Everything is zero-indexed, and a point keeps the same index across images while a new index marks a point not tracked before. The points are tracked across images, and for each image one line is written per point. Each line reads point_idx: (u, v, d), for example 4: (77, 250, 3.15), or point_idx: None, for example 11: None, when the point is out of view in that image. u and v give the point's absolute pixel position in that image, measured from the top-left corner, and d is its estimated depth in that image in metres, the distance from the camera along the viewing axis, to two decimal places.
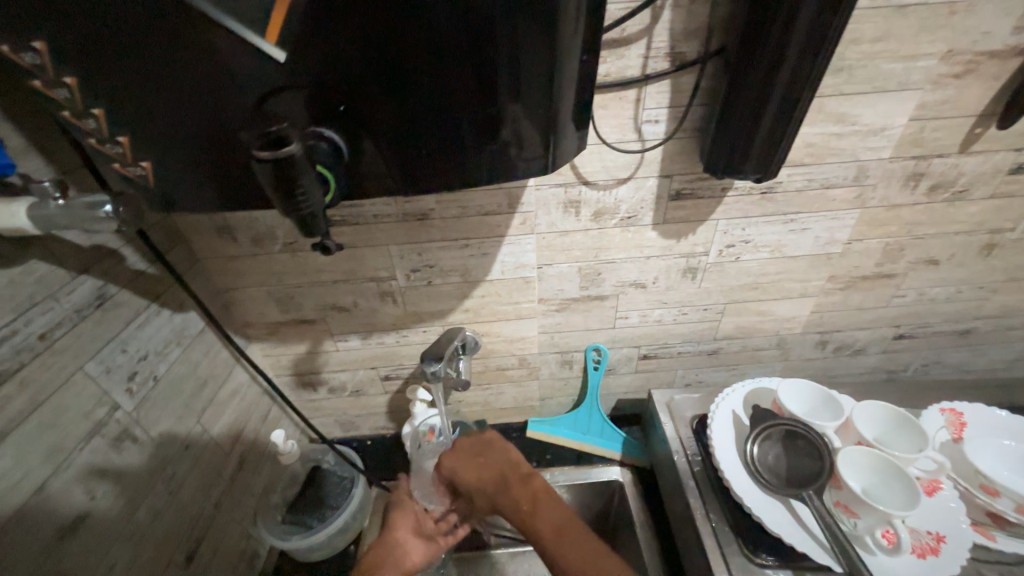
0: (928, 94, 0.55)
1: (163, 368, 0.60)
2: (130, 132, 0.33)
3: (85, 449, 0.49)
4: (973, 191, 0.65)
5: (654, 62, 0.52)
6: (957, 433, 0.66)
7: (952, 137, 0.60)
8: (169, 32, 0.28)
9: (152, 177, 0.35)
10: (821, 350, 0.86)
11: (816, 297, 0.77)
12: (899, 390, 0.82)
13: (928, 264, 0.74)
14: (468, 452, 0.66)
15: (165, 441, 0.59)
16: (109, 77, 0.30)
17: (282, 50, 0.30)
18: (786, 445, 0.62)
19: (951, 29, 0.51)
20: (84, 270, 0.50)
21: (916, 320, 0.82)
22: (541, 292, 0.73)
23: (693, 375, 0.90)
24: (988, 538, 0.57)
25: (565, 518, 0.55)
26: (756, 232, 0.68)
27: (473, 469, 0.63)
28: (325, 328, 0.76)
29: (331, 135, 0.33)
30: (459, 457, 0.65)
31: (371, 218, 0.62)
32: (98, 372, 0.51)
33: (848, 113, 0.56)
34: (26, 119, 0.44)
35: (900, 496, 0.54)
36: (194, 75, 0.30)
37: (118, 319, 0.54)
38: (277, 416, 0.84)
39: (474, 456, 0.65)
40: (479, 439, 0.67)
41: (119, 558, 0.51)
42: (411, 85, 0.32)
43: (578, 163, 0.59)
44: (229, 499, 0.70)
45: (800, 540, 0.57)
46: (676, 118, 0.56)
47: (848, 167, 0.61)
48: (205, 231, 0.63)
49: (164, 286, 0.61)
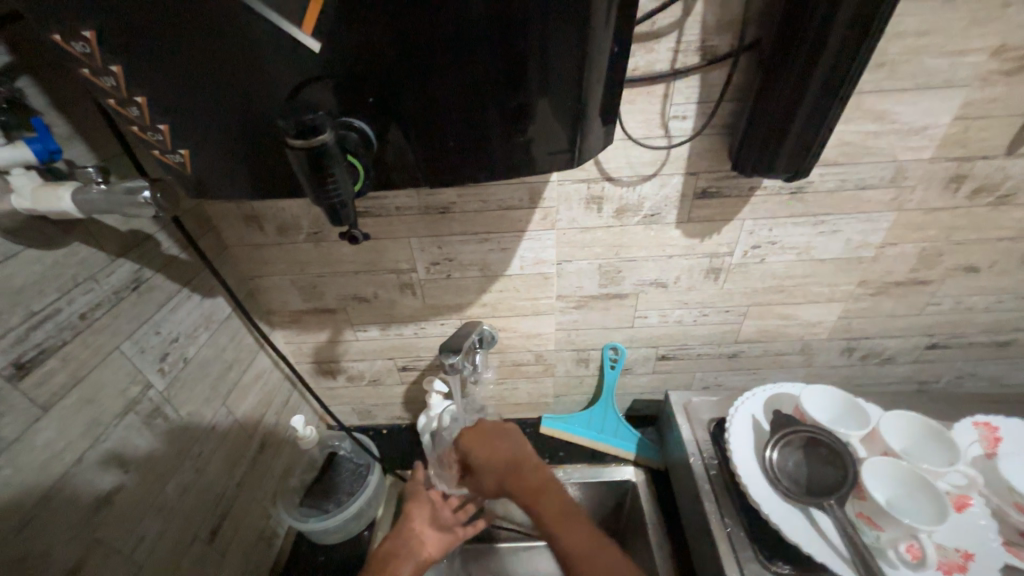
0: (975, 92, 0.53)
1: (192, 351, 0.62)
2: (171, 121, 0.34)
3: (119, 425, 0.51)
4: (1019, 196, 0.62)
5: (684, 56, 0.51)
6: (990, 448, 0.63)
7: (999, 138, 0.57)
8: (210, 23, 0.29)
9: (189, 164, 0.36)
10: (848, 357, 0.84)
11: (845, 302, 0.75)
12: (929, 402, 0.79)
13: (967, 271, 0.70)
14: (483, 437, 0.65)
15: (193, 420, 0.62)
16: (153, 65, 0.31)
17: (317, 41, 0.30)
18: (807, 452, 0.60)
19: (1003, 23, 0.48)
20: (122, 254, 0.52)
21: (951, 330, 0.79)
22: (560, 288, 0.73)
23: (712, 377, 0.88)
24: (1022, 558, 0.55)
25: (566, 505, 0.57)
26: (783, 233, 0.66)
27: (487, 452, 0.63)
28: (346, 318, 0.77)
29: (361, 126, 0.34)
30: (473, 440, 0.65)
31: (393, 210, 0.63)
32: (133, 352, 0.53)
33: (887, 110, 0.54)
34: (73, 107, 0.46)
35: (927, 509, 0.52)
36: (232, 65, 0.31)
37: (152, 302, 0.56)
38: (297, 401, 0.86)
39: (486, 442, 0.64)
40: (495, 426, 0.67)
41: (149, 530, 0.53)
42: (441, 77, 0.32)
43: (602, 159, 0.59)
44: (252, 480, 0.72)
45: (820, 550, 0.55)
46: (705, 113, 0.55)
47: (885, 167, 0.59)
48: (235, 219, 0.65)
49: (195, 271, 0.63)
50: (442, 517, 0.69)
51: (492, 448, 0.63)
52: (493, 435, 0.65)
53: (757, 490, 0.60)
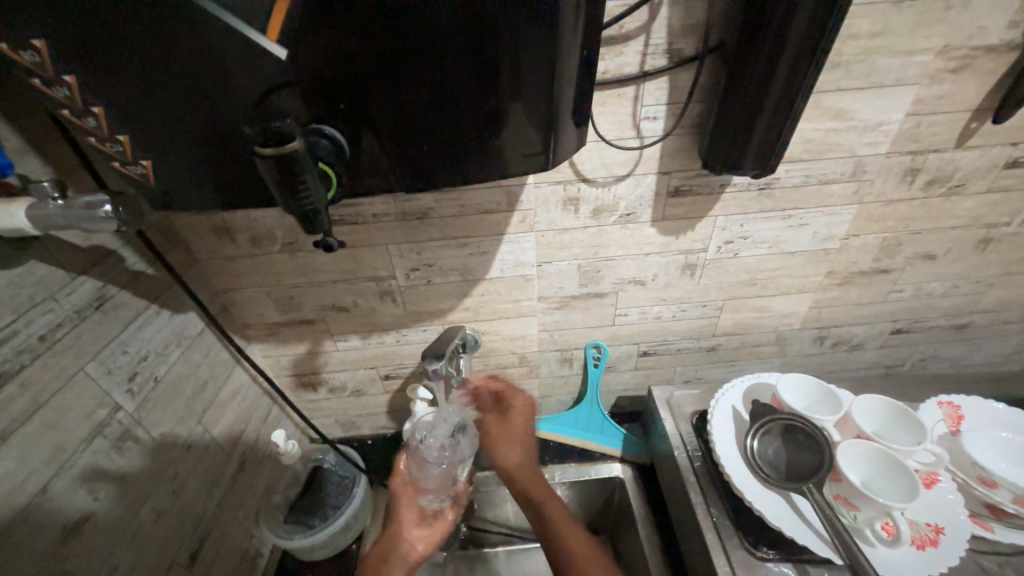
0: (924, 89, 0.56)
1: (163, 370, 0.60)
2: (132, 131, 0.33)
3: (86, 451, 0.48)
4: (969, 186, 0.66)
5: (652, 59, 0.52)
6: (954, 426, 0.67)
7: (948, 133, 0.60)
8: (173, 31, 0.28)
9: (152, 175, 0.35)
10: (819, 345, 0.87)
11: (815, 292, 0.78)
12: (897, 385, 0.82)
13: (925, 259, 0.74)
14: (517, 415, 0.75)
15: (167, 441, 0.59)
16: (111, 74, 0.30)
17: (283, 47, 0.30)
18: (785, 439, 0.62)
19: (946, 24, 0.51)
20: (84, 271, 0.50)
21: (914, 315, 0.83)
22: (541, 289, 0.74)
23: (692, 371, 0.90)
24: (986, 528, 0.58)
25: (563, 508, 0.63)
26: (754, 228, 0.68)
27: (522, 427, 0.74)
28: (326, 328, 0.76)
29: (332, 133, 0.33)
30: (520, 409, 0.76)
31: (370, 217, 0.62)
32: (99, 373, 0.51)
33: (845, 108, 0.57)
34: (24, 119, 0.44)
35: (899, 489, 0.55)
36: (195, 73, 0.30)
37: (118, 320, 0.54)
38: (277, 415, 0.84)
39: (525, 420, 0.75)
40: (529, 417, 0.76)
41: (122, 560, 0.51)
42: (412, 84, 0.32)
43: (578, 161, 0.59)
44: (232, 500, 0.70)
45: (801, 534, 0.57)
46: (674, 114, 0.56)
47: (846, 163, 0.62)
48: (204, 232, 0.63)
49: (163, 286, 0.61)
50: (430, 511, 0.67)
51: (525, 430, 0.74)
52: (528, 417, 0.76)
53: (740, 479, 0.62)
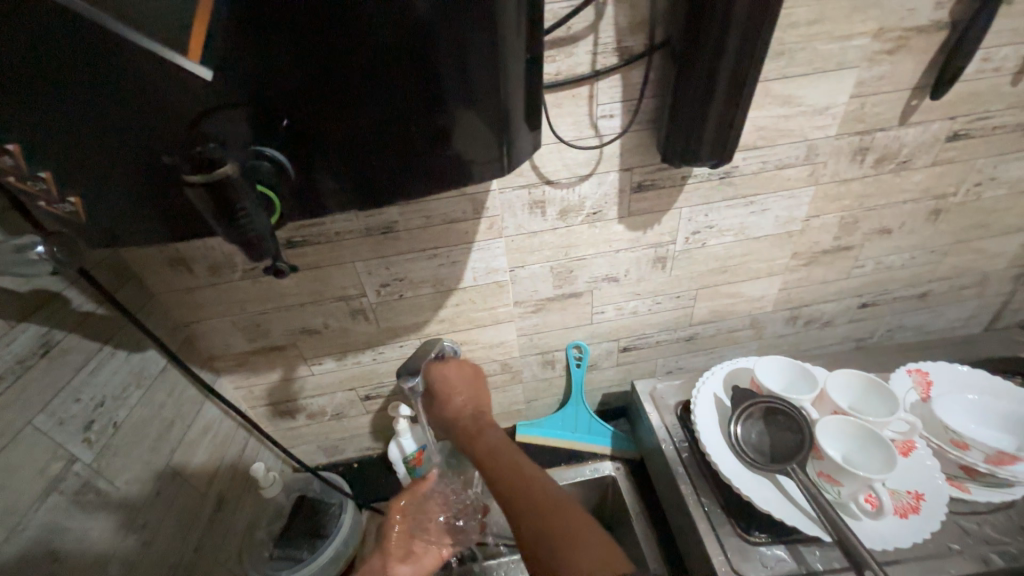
0: (865, 71, 0.58)
1: (123, 415, 0.57)
2: (55, 166, 0.31)
3: (42, 509, 0.46)
4: (916, 161, 0.68)
5: (603, 57, 0.53)
6: (925, 392, 0.68)
7: (891, 111, 0.62)
8: (89, 61, 0.27)
9: (83, 212, 0.33)
10: (792, 325, 0.89)
11: (782, 275, 0.80)
12: (868, 357, 0.85)
13: (882, 234, 0.77)
14: (465, 369, 0.66)
15: (134, 488, 0.56)
16: (23, 108, 0.28)
17: (207, 68, 0.28)
18: (767, 422, 0.63)
19: (879, 8, 0.53)
20: (24, 317, 0.47)
21: (877, 288, 0.86)
22: (515, 294, 0.73)
23: (673, 362, 0.91)
24: (963, 490, 0.59)
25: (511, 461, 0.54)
26: (718, 217, 0.69)
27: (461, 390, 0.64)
28: (298, 353, 0.74)
29: (274, 155, 0.32)
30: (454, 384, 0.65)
31: (334, 236, 0.61)
32: (50, 425, 0.48)
33: (793, 94, 0.58)
34: None
35: (878, 460, 0.56)
36: (120, 102, 0.29)
37: (68, 366, 0.51)
38: (256, 448, 0.81)
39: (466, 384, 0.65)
40: (460, 373, 0.66)
41: None
42: (352, 97, 0.31)
43: (539, 164, 0.59)
44: (211, 542, 0.67)
45: (789, 514, 0.58)
46: (630, 111, 0.57)
47: (799, 147, 0.63)
48: (159, 265, 0.60)
49: (117, 326, 0.58)
50: (424, 537, 0.70)
51: (467, 389, 0.64)
52: (467, 372, 0.66)
53: (726, 466, 0.62)
